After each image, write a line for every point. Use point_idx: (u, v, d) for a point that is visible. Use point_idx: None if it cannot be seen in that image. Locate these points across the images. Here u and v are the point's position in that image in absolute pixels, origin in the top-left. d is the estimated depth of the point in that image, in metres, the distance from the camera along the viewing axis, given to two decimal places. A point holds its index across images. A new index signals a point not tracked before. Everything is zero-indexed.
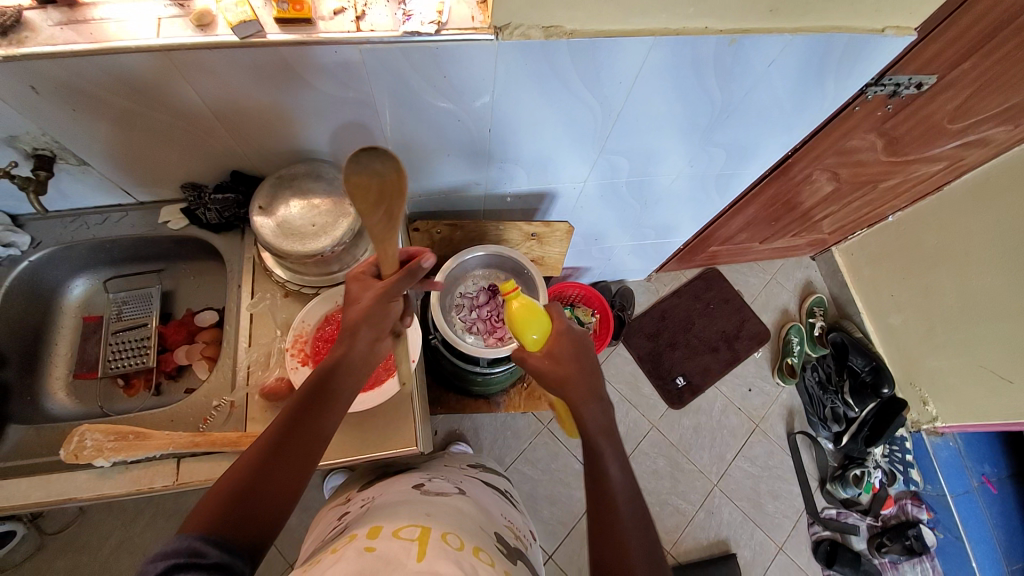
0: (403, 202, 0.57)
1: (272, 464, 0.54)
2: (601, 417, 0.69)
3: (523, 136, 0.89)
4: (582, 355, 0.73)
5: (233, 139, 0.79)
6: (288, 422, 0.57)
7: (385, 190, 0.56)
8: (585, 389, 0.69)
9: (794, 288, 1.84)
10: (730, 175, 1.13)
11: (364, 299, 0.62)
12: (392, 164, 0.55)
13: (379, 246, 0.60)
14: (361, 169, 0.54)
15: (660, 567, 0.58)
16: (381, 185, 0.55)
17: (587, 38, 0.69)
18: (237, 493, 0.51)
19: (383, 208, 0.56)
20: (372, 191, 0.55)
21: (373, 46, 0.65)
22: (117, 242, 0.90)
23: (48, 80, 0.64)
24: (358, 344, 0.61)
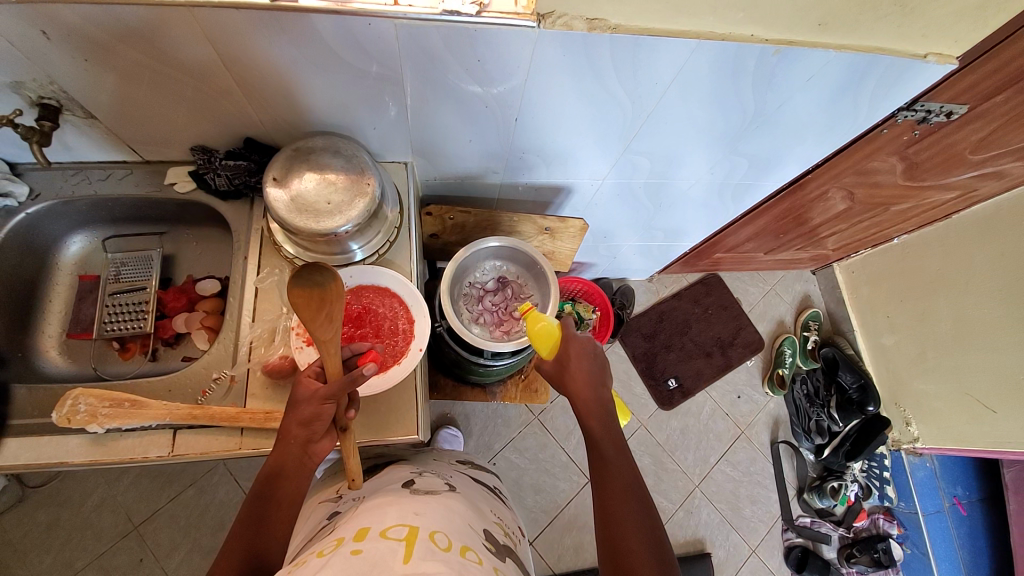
0: (342, 305, 0.65)
1: (258, 526, 0.63)
2: (600, 410, 0.74)
3: (548, 128, 0.87)
4: (593, 360, 0.78)
5: (250, 105, 0.76)
6: (252, 515, 0.64)
7: (326, 296, 0.64)
8: (585, 384, 0.75)
9: (792, 301, 1.86)
10: (749, 185, 1.13)
11: (311, 399, 0.67)
12: (329, 273, 0.65)
13: (322, 349, 0.65)
14: (303, 281, 0.64)
15: (663, 543, 0.63)
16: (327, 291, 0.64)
17: (631, 35, 0.67)
18: (237, 550, 0.60)
19: (324, 312, 0.64)
20: (313, 299, 0.63)
21: (410, 21, 0.62)
22: (118, 201, 0.87)
23: (61, 27, 0.61)
24: (293, 443, 0.67)
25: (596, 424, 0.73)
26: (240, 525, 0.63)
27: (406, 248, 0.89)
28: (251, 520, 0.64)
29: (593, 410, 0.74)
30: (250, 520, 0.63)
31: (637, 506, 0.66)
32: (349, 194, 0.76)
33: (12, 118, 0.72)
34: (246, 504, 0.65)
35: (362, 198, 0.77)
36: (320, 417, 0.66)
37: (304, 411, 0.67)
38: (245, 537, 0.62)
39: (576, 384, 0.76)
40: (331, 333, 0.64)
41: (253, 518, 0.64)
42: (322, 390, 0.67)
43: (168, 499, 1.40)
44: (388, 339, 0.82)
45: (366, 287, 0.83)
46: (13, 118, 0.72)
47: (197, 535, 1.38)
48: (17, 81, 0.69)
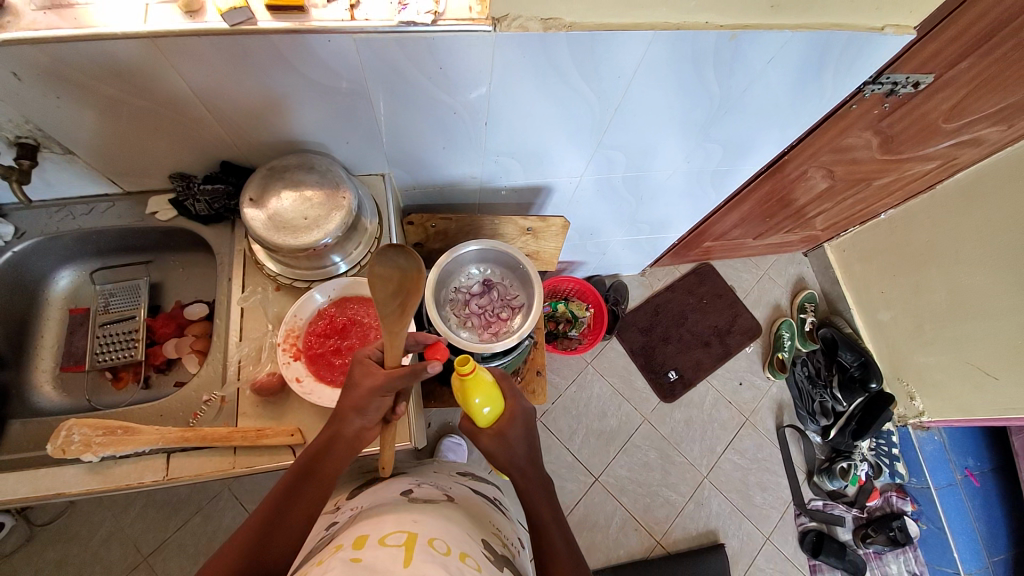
0: (416, 297, 0.66)
1: (291, 503, 0.66)
2: (540, 484, 0.77)
3: (520, 129, 0.88)
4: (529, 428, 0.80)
5: (224, 129, 0.77)
6: (287, 490, 0.67)
7: (404, 285, 0.67)
8: (527, 454, 0.78)
9: (786, 284, 1.86)
10: (726, 171, 1.14)
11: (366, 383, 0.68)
12: (412, 261, 0.68)
13: (388, 336, 0.67)
14: (386, 264, 0.67)
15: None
16: (407, 279, 0.67)
17: (587, 30, 0.68)
18: (263, 525, 0.63)
19: (398, 301, 0.67)
20: (392, 283, 0.67)
21: (368, 36, 0.64)
22: (103, 232, 0.89)
23: (30, 66, 0.62)
24: (345, 425, 0.69)
25: (534, 492, 0.75)
26: (274, 496, 0.66)
27: None
28: (285, 496, 0.66)
29: (532, 480, 0.76)
30: (286, 494, 0.66)
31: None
32: (325, 208, 0.78)
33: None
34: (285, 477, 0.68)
35: (339, 211, 0.78)
36: (372, 404, 0.68)
37: (359, 394, 0.68)
38: (275, 511, 0.65)
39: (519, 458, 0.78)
40: (399, 323, 0.67)
41: (286, 492, 0.67)
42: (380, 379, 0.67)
43: (175, 528, 1.40)
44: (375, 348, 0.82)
45: (350, 299, 0.84)
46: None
47: (206, 562, 1.38)
48: None
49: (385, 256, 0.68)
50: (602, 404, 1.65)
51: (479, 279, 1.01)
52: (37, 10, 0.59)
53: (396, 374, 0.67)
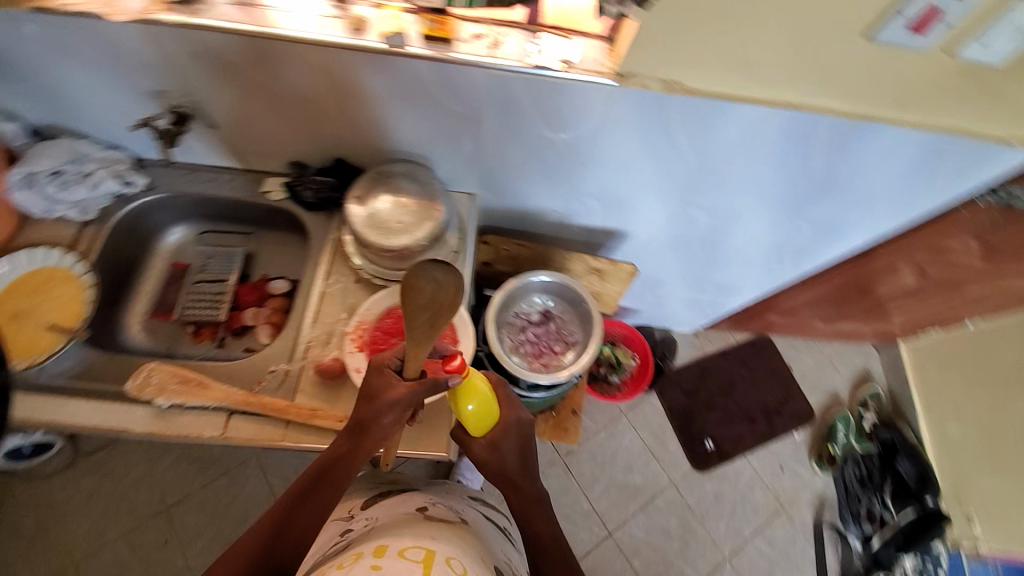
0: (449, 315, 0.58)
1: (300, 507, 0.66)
2: (535, 501, 0.75)
3: (615, 176, 0.91)
4: (523, 436, 0.79)
5: (347, 130, 0.85)
6: (298, 494, 0.67)
7: (438, 302, 0.58)
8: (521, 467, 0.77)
9: (848, 374, 1.77)
10: (810, 252, 1.13)
11: (385, 397, 0.66)
12: (448, 280, 0.57)
13: (412, 351, 0.62)
14: (424, 277, 0.58)
15: None
16: (442, 296, 0.58)
17: (705, 97, 0.70)
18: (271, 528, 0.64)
19: (428, 320, 0.58)
20: (424, 296, 0.57)
21: (500, 72, 0.69)
22: (218, 200, 0.98)
23: (209, 49, 0.71)
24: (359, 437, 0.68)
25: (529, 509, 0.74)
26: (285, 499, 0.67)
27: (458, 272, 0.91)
28: (295, 500, 0.67)
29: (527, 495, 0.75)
30: (295, 498, 0.67)
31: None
32: (418, 216, 0.83)
33: (152, 122, 0.84)
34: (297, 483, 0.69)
35: (430, 222, 0.83)
36: (384, 415, 0.68)
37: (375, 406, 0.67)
38: (284, 515, 0.65)
39: (513, 471, 0.76)
40: (426, 339, 0.60)
41: (297, 493, 0.67)
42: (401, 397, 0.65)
43: (199, 486, 1.47)
44: None
45: None
46: (153, 123, 0.84)
47: (220, 524, 1.44)
48: (160, 90, 0.80)
49: (424, 268, 0.58)
50: (630, 458, 1.60)
51: (540, 309, 0.99)
52: (229, 5, 0.68)
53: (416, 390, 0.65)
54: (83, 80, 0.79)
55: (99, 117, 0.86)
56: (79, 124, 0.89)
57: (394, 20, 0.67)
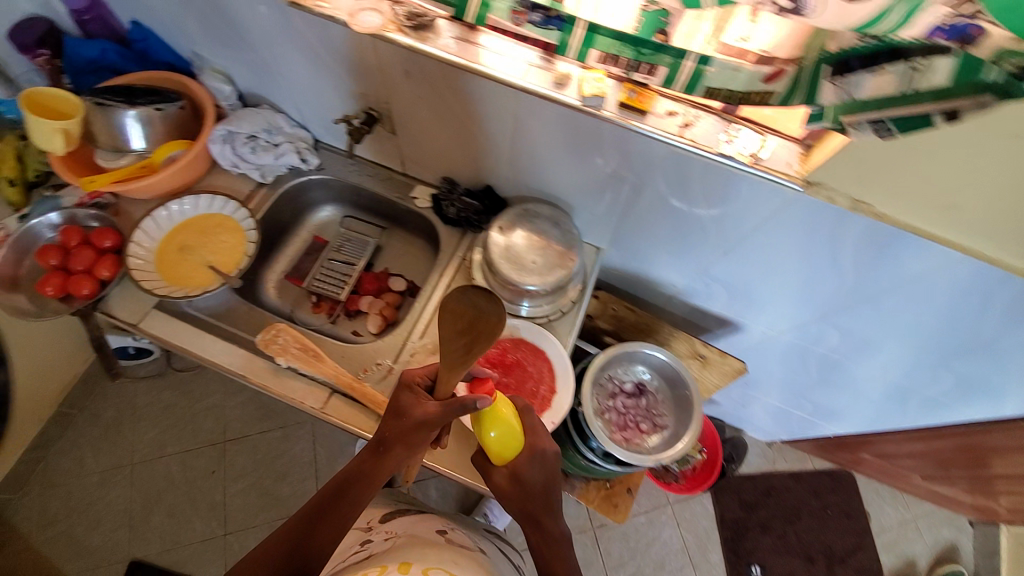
0: (488, 340, 0.61)
1: (317, 521, 0.62)
2: (556, 544, 0.68)
3: (756, 273, 0.89)
4: (547, 469, 0.69)
5: (509, 164, 0.90)
6: (318, 506, 0.63)
7: (477, 324, 0.62)
8: (543, 504, 0.69)
9: (931, 544, 1.54)
10: (941, 404, 1.03)
11: (412, 416, 0.66)
12: (494, 304, 0.63)
13: (444, 373, 0.64)
14: (467, 299, 0.62)
15: None
16: (483, 321, 0.62)
17: (893, 226, 0.68)
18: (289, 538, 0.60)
19: (470, 343, 0.62)
20: (466, 317, 0.63)
21: (684, 151, 0.70)
22: (370, 192, 1.07)
23: (420, 71, 0.78)
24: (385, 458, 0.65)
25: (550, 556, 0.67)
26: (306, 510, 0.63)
27: (570, 323, 0.92)
28: (314, 513, 0.63)
29: (547, 538, 0.68)
30: (314, 510, 0.63)
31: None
32: (553, 259, 0.85)
33: (348, 119, 0.92)
34: (317, 496, 0.65)
35: (562, 269, 0.85)
36: (414, 436, 0.66)
37: (404, 425, 0.66)
38: (303, 529, 0.61)
39: (536, 509, 0.69)
40: (461, 362, 0.63)
41: (314, 508, 0.63)
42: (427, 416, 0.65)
43: (259, 431, 1.56)
44: (524, 398, 0.84)
45: (522, 342, 0.86)
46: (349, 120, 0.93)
47: (263, 474, 1.51)
48: (364, 93, 0.89)
49: (468, 292, 0.63)
50: (664, 554, 1.49)
51: (638, 381, 0.96)
52: (451, 38, 0.75)
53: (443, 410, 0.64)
54: (306, 72, 0.90)
55: (303, 101, 0.98)
56: (284, 102, 1.01)
57: (598, 82, 0.69)
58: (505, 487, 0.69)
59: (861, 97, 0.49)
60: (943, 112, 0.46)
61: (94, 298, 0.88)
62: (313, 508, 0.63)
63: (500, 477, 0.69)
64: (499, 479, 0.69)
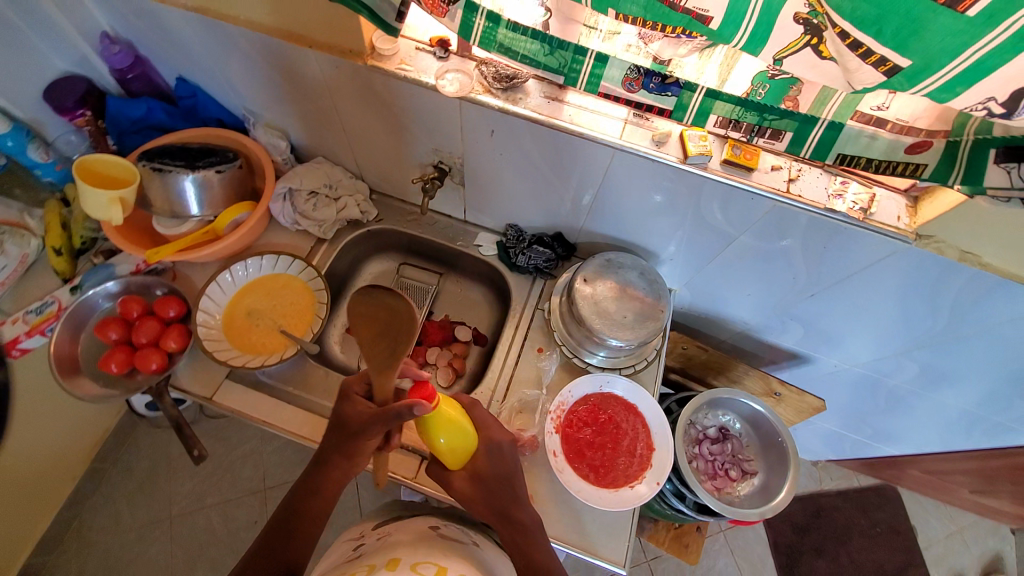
0: (406, 341, 0.63)
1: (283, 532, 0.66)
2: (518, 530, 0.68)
3: (838, 314, 0.88)
4: (505, 460, 0.72)
5: (587, 214, 0.88)
6: (282, 521, 0.67)
7: (394, 321, 0.66)
8: (504, 494, 0.70)
9: (981, 556, 1.54)
10: (1010, 429, 1.03)
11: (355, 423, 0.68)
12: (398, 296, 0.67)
13: (377, 379, 0.65)
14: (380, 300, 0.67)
15: None
16: (397, 317, 0.66)
17: (1000, 276, 0.68)
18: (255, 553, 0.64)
19: (389, 343, 0.64)
20: (381, 318, 0.66)
21: (792, 206, 0.69)
22: (428, 242, 1.05)
23: (507, 131, 0.76)
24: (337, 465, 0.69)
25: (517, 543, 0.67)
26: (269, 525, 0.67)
27: (655, 371, 0.91)
28: (279, 528, 0.67)
29: (507, 524, 0.68)
30: (279, 526, 0.67)
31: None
32: (641, 310, 0.85)
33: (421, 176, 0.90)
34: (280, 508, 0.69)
35: (652, 320, 0.85)
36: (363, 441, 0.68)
37: (353, 433, 0.68)
38: (274, 543, 0.65)
39: (493, 495, 0.70)
40: (388, 366, 0.64)
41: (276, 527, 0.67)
42: (369, 420, 0.66)
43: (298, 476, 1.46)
44: (623, 456, 0.82)
45: (615, 399, 0.85)
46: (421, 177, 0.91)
47: None
48: (437, 149, 0.86)
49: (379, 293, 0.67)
50: None
51: (722, 426, 0.99)
52: (541, 97, 0.73)
53: (380, 413, 0.65)
54: (373, 130, 0.88)
55: (365, 155, 0.95)
56: (343, 156, 0.98)
57: (703, 141, 0.68)
58: (462, 486, 0.70)
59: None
60: None
61: (164, 373, 0.83)
62: (274, 526, 0.67)
63: (459, 481, 0.71)
64: (456, 481, 0.71)
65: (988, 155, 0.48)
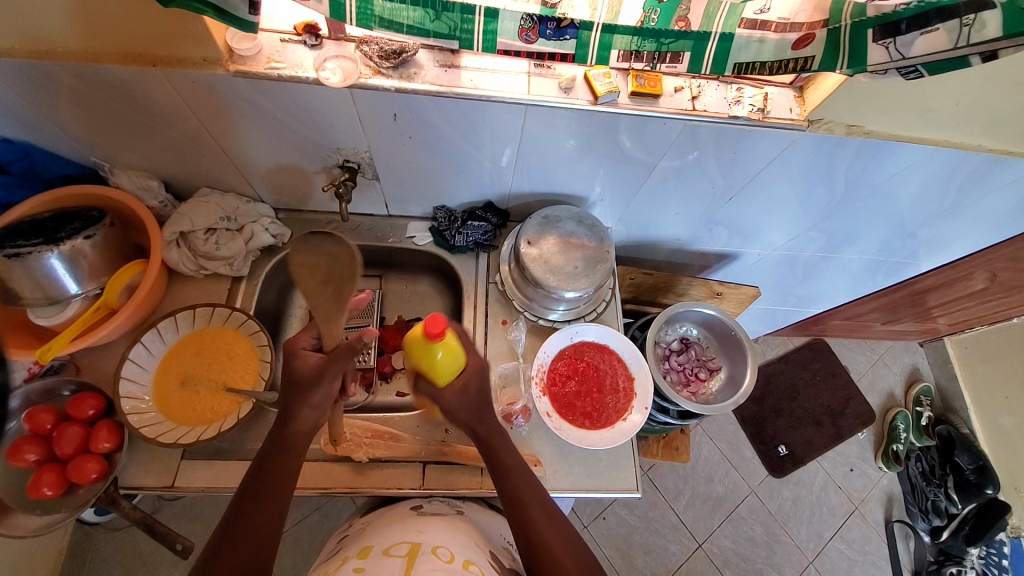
0: (350, 285, 0.55)
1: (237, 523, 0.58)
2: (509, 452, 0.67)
3: (755, 210, 0.97)
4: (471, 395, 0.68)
5: (513, 176, 0.87)
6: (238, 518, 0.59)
7: (335, 270, 0.56)
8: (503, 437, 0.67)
9: (900, 372, 1.86)
10: (906, 264, 1.21)
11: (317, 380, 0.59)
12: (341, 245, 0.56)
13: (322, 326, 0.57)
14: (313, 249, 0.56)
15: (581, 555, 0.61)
16: (338, 264, 0.56)
17: (881, 139, 0.77)
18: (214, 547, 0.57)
19: (333, 294, 0.55)
20: (319, 272, 0.55)
21: (701, 122, 0.72)
22: (356, 247, 0.98)
23: (409, 112, 0.71)
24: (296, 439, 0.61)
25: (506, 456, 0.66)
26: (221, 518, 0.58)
27: (615, 309, 0.95)
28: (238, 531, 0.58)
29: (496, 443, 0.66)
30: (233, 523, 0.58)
31: (546, 524, 0.62)
32: (590, 256, 0.87)
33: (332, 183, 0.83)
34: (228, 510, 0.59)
35: (602, 262, 0.87)
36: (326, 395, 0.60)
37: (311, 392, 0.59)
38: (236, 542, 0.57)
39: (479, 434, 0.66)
40: (334, 315, 0.56)
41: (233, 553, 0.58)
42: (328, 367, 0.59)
43: None
44: (610, 395, 0.87)
45: (587, 345, 0.89)
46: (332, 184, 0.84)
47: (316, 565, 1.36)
48: (339, 147, 0.79)
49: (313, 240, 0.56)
50: (709, 469, 1.63)
51: (683, 336, 1.08)
52: (436, 67, 0.69)
53: (342, 351, 0.59)
54: (257, 142, 0.77)
55: (261, 174, 0.85)
56: (232, 181, 0.87)
57: (607, 78, 0.69)
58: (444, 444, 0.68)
59: (912, 58, 0.52)
60: (981, 53, 0.51)
61: (106, 477, 0.73)
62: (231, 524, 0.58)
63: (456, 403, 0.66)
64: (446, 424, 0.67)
65: (867, 35, 0.53)
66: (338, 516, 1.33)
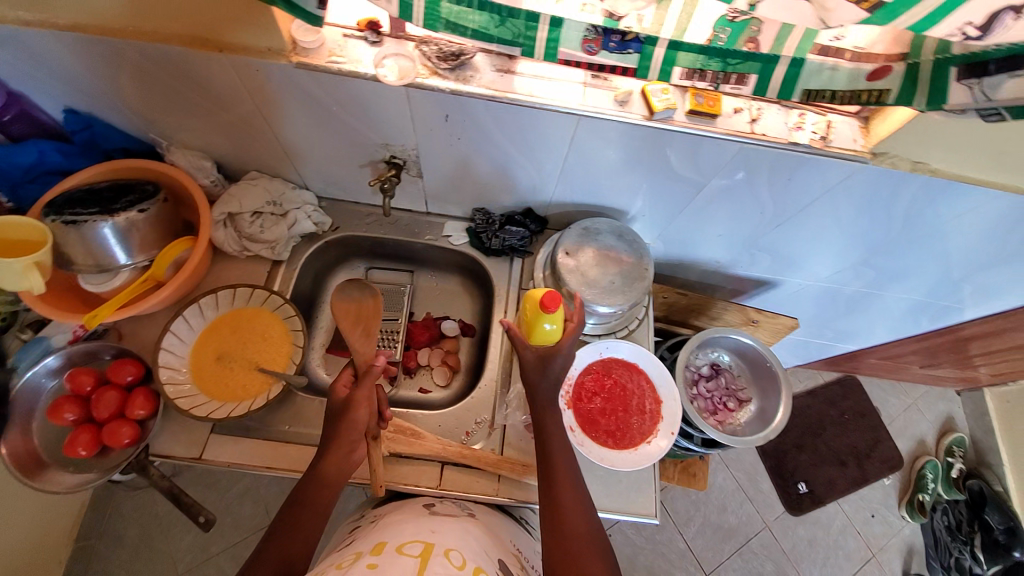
0: (376, 321, 0.76)
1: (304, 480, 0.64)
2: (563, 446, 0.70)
3: (802, 239, 0.93)
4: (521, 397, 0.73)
5: (557, 185, 0.86)
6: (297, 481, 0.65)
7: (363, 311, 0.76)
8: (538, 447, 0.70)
9: (934, 420, 1.77)
10: (953, 309, 1.15)
11: (348, 410, 0.67)
12: (369, 291, 0.78)
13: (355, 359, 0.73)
14: (348, 295, 0.77)
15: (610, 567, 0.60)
16: (364, 305, 0.77)
17: (947, 178, 0.73)
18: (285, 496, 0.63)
19: (362, 328, 0.75)
20: (353, 313, 0.76)
21: (758, 145, 0.70)
22: (392, 241, 0.99)
23: (461, 114, 0.71)
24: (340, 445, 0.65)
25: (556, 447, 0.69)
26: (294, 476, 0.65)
27: (647, 328, 0.93)
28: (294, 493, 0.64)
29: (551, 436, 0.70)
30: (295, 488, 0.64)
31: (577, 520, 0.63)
32: (627, 273, 0.86)
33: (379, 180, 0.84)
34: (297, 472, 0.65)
35: (639, 280, 0.85)
36: (358, 421, 0.67)
37: (341, 416, 0.67)
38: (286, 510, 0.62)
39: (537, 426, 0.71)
40: (367, 344, 0.74)
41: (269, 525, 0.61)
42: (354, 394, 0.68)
43: None
44: (636, 416, 0.84)
45: (617, 363, 0.87)
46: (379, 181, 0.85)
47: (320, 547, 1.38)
48: (388, 143, 0.80)
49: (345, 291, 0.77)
50: (723, 498, 1.58)
51: (713, 362, 1.04)
52: (492, 72, 0.69)
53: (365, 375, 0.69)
54: (310, 133, 0.79)
55: (310, 163, 0.87)
56: (281, 167, 0.89)
57: (666, 94, 0.68)
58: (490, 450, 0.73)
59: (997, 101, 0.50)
60: None
61: (138, 444, 0.76)
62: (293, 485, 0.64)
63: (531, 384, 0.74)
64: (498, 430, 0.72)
65: (949, 72, 0.50)
66: (347, 502, 1.34)
